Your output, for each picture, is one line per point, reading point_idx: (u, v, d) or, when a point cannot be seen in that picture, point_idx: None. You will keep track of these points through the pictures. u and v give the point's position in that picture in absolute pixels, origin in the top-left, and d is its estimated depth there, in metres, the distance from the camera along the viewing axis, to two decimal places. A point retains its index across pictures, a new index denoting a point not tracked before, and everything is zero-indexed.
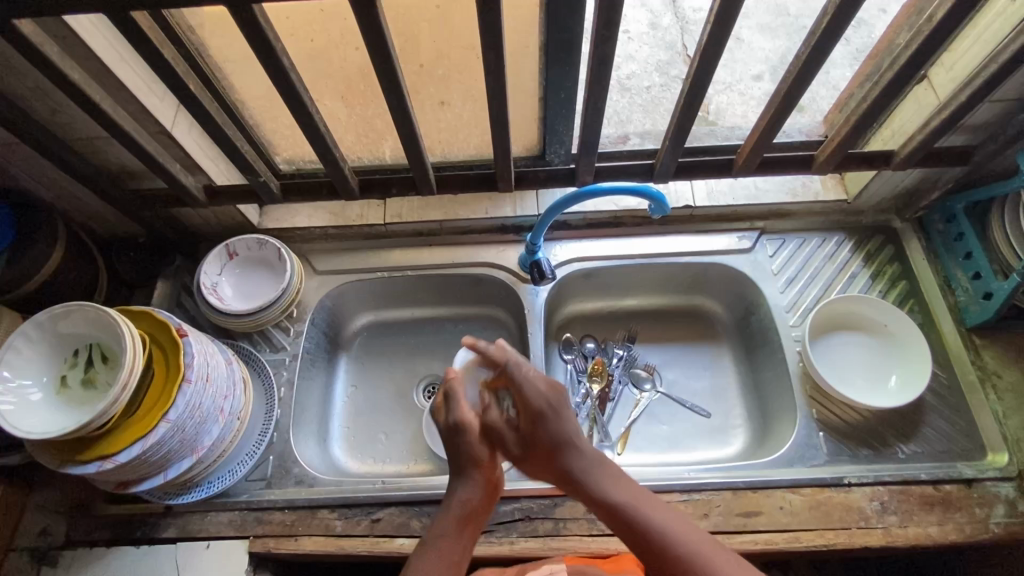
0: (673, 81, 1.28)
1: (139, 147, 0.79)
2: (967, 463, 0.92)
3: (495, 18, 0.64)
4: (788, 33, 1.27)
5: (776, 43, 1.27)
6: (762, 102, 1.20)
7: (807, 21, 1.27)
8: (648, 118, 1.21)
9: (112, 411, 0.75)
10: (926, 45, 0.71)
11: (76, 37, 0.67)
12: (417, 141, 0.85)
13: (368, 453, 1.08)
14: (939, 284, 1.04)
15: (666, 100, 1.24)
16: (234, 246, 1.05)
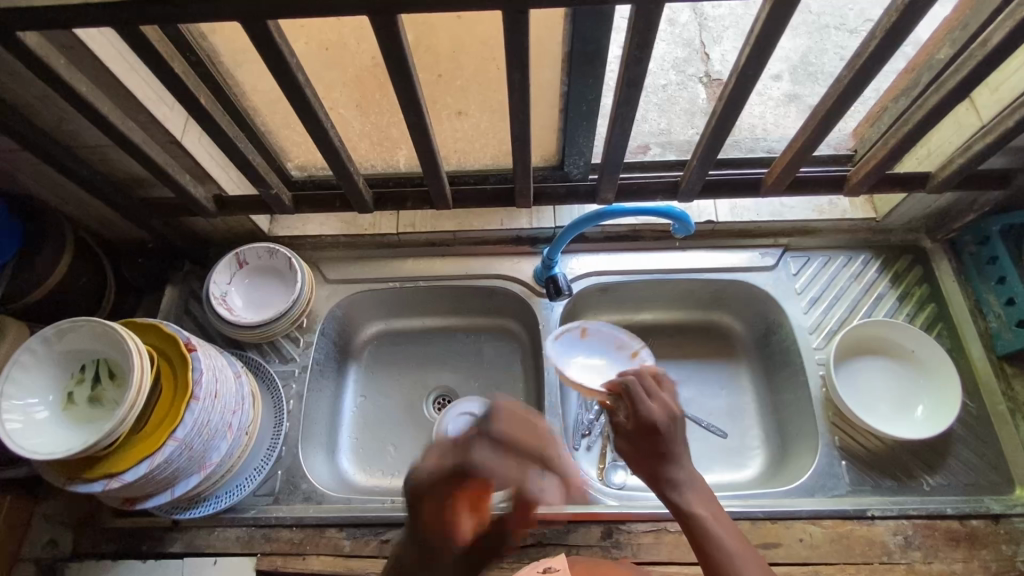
0: (690, 79, 1.23)
1: (149, 158, 0.77)
2: (994, 498, 0.89)
3: (523, 37, 0.60)
4: (809, 31, 1.20)
5: (796, 42, 1.20)
6: (780, 103, 1.15)
7: (828, 19, 1.19)
8: (664, 118, 1.17)
9: (119, 431, 0.73)
10: (978, 69, 0.67)
11: (84, 48, 0.64)
12: (435, 157, 0.82)
13: (376, 466, 1.06)
14: (970, 309, 1.01)
15: (682, 100, 1.20)
16: (244, 256, 1.03)
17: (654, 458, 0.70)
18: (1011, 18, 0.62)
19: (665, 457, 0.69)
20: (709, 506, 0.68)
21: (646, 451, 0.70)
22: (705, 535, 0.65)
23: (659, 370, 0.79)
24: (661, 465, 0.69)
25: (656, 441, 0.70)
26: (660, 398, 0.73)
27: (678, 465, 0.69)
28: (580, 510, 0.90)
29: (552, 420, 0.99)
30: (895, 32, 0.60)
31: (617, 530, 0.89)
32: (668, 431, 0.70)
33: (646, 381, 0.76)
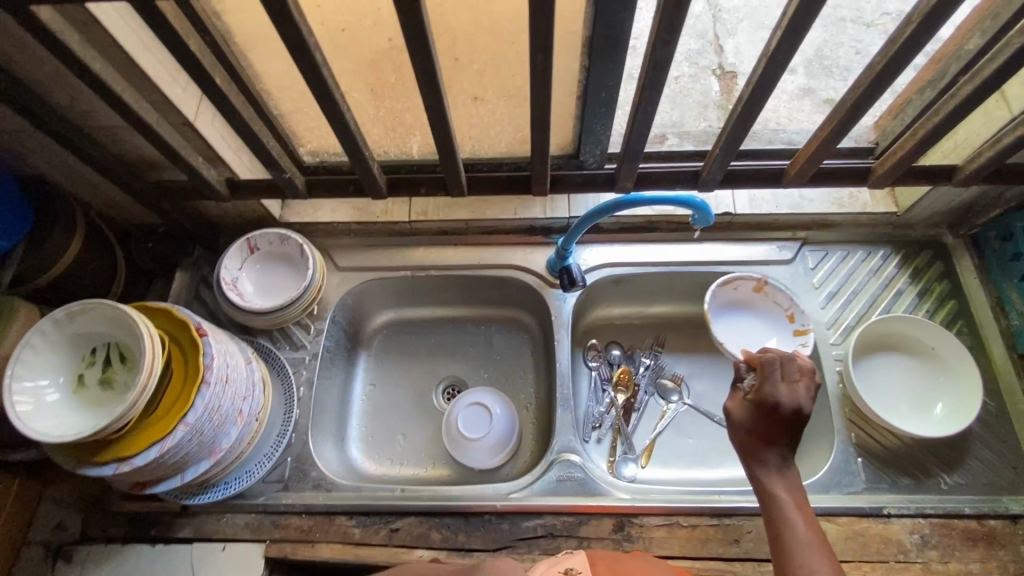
0: (704, 71, 1.21)
1: (162, 139, 0.75)
2: (1014, 498, 0.87)
3: (547, 18, 0.59)
4: (824, 24, 1.17)
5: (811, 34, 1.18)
6: (795, 97, 1.12)
7: (844, 13, 1.17)
8: (677, 110, 1.15)
9: (130, 414, 0.73)
10: (1016, 58, 0.65)
11: (98, 24, 0.63)
12: (451, 143, 0.80)
13: (385, 455, 1.06)
14: (991, 307, 0.99)
15: (696, 91, 1.18)
16: (255, 241, 1.02)
17: (762, 433, 0.67)
18: None
19: (773, 438, 0.66)
20: (797, 498, 0.63)
21: (756, 425, 0.67)
22: (784, 517, 0.61)
23: (811, 363, 0.72)
24: (762, 442, 0.67)
25: (770, 421, 0.67)
26: (795, 388, 0.68)
27: (781, 447, 0.66)
28: (591, 503, 0.89)
29: (564, 411, 0.99)
30: (933, 17, 0.58)
31: (630, 523, 0.88)
32: (789, 420, 0.66)
33: (788, 366, 0.71)
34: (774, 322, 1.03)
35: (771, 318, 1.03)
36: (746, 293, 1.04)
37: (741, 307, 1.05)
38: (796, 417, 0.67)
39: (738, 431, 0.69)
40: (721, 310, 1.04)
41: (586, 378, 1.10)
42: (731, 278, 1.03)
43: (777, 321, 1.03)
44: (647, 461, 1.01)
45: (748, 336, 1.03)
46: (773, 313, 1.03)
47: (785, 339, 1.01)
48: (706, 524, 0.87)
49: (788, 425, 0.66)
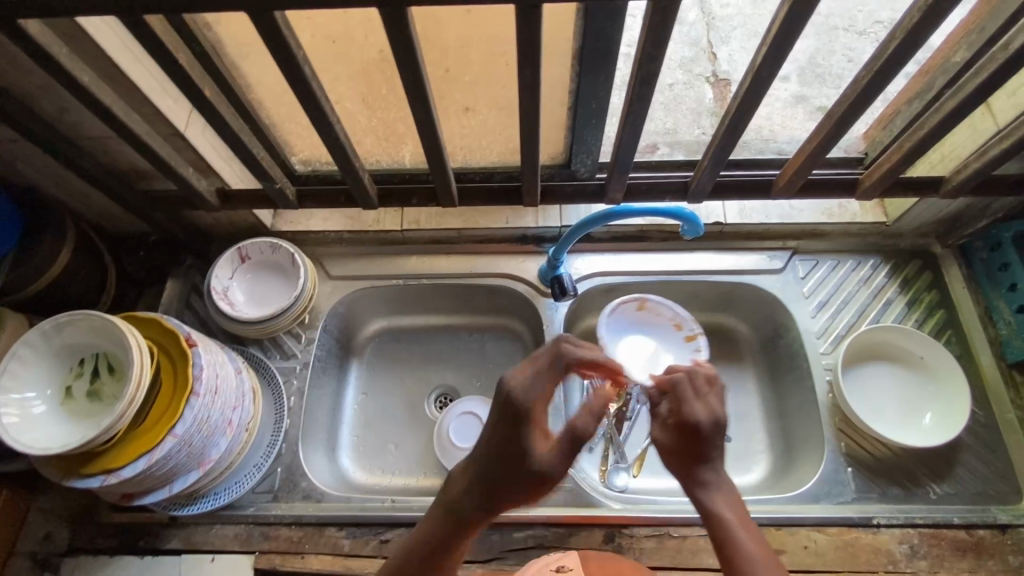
0: (697, 79, 1.22)
1: (151, 150, 0.75)
2: (1002, 508, 0.88)
3: (534, 34, 0.59)
4: (816, 32, 1.18)
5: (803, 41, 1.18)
6: (787, 105, 1.13)
7: (836, 21, 1.18)
8: (670, 117, 1.16)
9: (117, 427, 0.73)
10: (998, 74, 0.65)
11: (87, 37, 0.63)
12: (441, 155, 0.80)
13: (376, 464, 1.06)
14: (980, 317, 1.00)
15: (689, 99, 1.19)
16: (246, 250, 1.02)
17: (691, 456, 0.66)
18: None
19: (701, 460, 0.66)
20: (737, 515, 0.63)
21: (683, 449, 0.67)
22: (729, 538, 0.62)
23: (712, 369, 0.73)
24: (693, 466, 0.66)
25: (694, 441, 0.66)
26: (709, 401, 0.69)
27: (711, 466, 0.66)
28: (582, 514, 0.89)
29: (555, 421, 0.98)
30: (917, 33, 0.58)
31: (620, 534, 0.88)
32: (709, 437, 0.66)
33: (696, 380, 0.71)
34: (664, 334, 1.04)
35: (659, 332, 1.04)
36: (632, 314, 1.03)
37: (631, 328, 1.04)
38: (716, 432, 0.67)
39: (670, 457, 0.68)
40: (614, 338, 1.02)
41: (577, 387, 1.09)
42: (614, 305, 1.02)
43: (666, 334, 1.03)
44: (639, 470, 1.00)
45: (643, 353, 1.03)
46: (660, 326, 1.04)
47: (678, 349, 1.03)
48: (697, 535, 0.87)
49: (710, 441, 0.66)
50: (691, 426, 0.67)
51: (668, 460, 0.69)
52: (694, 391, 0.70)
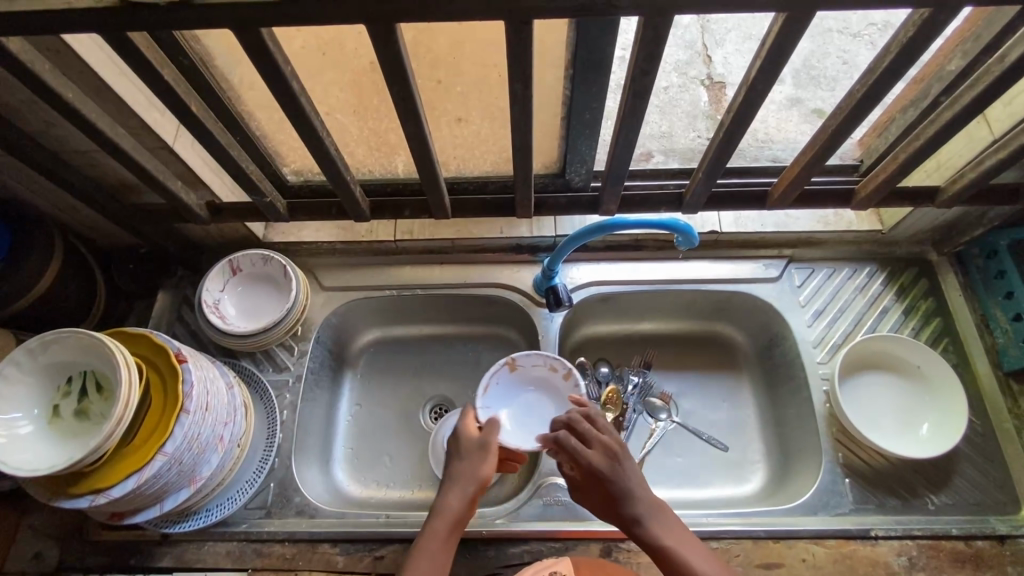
0: (692, 82, 1.21)
1: (139, 165, 0.74)
2: (1000, 518, 0.87)
3: (524, 51, 0.58)
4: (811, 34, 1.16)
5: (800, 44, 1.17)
6: (782, 107, 1.13)
7: (831, 23, 1.16)
8: (665, 121, 1.15)
9: (105, 447, 0.71)
10: (994, 87, 0.64)
11: (71, 52, 0.62)
12: (434, 168, 0.79)
13: (371, 477, 1.04)
14: (976, 324, 0.99)
15: (683, 103, 1.18)
16: (237, 263, 1.01)
17: (609, 500, 0.71)
18: None
19: (617, 500, 0.70)
20: (671, 537, 0.67)
21: (600, 497, 0.72)
22: (671, 563, 0.66)
23: (591, 408, 0.80)
24: (615, 510, 0.71)
25: (602, 487, 0.71)
26: (597, 442, 0.74)
27: (631, 500, 0.70)
28: (579, 528, 0.88)
29: None
30: (911, 48, 0.58)
31: (617, 548, 0.87)
32: (611, 475, 0.71)
33: (580, 424, 0.77)
34: (542, 381, 1.00)
35: (541, 385, 1.00)
36: (506, 377, 0.99)
37: (511, 389, 0.99)
38: (615, 465, 0.71)
39: (597, 507, 0.73)
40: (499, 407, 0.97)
41: None
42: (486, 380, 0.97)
43: (543, 380, 1.00)
44: None
45: (533, 407, 0.99)
46: (537, 378, 1.00)
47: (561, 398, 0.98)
48: None
49: (614, 477, 0.71)
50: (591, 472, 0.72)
51: (599, 511, 0.74)
52: (583, 436, 0.76)
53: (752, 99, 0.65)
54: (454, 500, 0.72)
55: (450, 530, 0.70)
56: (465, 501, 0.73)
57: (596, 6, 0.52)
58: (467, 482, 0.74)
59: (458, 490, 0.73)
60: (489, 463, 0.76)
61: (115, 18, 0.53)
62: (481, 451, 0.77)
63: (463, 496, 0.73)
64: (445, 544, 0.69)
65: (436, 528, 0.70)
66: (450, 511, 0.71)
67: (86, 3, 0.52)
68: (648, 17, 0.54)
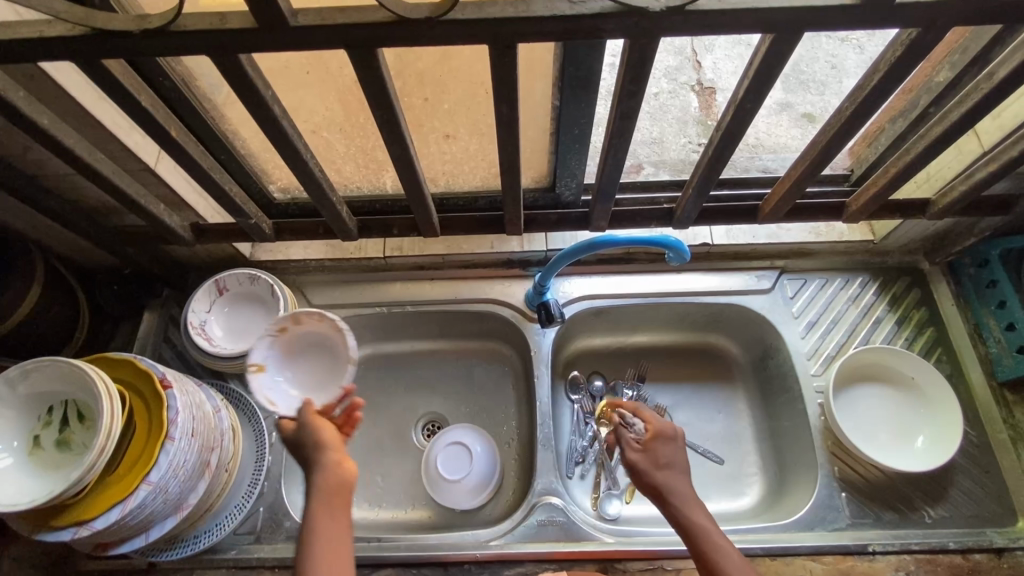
0: (682, 87, 1.19)
1: (119, 189, 0.73)
2: (997, 531, 0.87)
3: (509, 73, 0.57)
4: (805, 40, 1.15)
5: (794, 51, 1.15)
6: (771, 112, 1.12)
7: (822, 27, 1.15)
8: (656, 127, 1.15)
9: (86, 479, 0.69)
10: (982, 104, 0.64)
11: (47, 79, 0.60)
12: (421, 188, 0.78)
13: (362, 497, 1.03)
14: (970, 334, 0.99)
15: (674, 109, 1.17)
16: (223, 282, 0.99)
17: (665, 466, 0.77)
18: (1018, 54, 0.59)
19: (674, 468, 0.77)
20: (704, 518, 0.72)
21: (655, 461, 0.78)
22: (706, 533, 0.70)
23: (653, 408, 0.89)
24: (660, 479, 0.76)
25: (665, 453, 0.78)
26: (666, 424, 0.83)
27: (677, 478, 0.76)
28: (575, 549, 0.87)
29: (545, 453, 0.96)
30: (900, 66, 0.57)
31: (613, 569, 0.86)
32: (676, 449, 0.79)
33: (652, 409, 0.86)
34: (319, 346, 0.86)
35: (313, 348, 0.87)
36: (271, 359, 0.84)
37: (288, 369, 0.85)
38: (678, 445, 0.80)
39: (639, 477, 0.78)
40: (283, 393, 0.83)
41: (568, 413, 1.07)
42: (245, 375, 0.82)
43: (313, 346, 0.87)
44: (631, 497, 1.00)
45: (319, 376, 0.86)
46: (306, 344, 0.87)
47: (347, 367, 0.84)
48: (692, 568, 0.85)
49: (674, 454, 0.79)
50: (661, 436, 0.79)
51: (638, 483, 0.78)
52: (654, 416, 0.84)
53: (741, 117, 0.65)
54: (324, 484, 0.69)
55: (331, 502, 0.68)
56: (339, 475, 0.70)
57: (581, 29, 0.51)
58: (331, 461, 0.71)
59: (323, 471, 0.70)
60: (320, 432, 0.73)
61: (89, 45, 0.51)
62: (325, 428, 0.74)
63: (334, 473, 0.70)
64: (331, 514, 0.68)
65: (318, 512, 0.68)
66: (325, 489, 0.69)
67: (59, 31, 0.50)
68: (634, 40, 0.53)
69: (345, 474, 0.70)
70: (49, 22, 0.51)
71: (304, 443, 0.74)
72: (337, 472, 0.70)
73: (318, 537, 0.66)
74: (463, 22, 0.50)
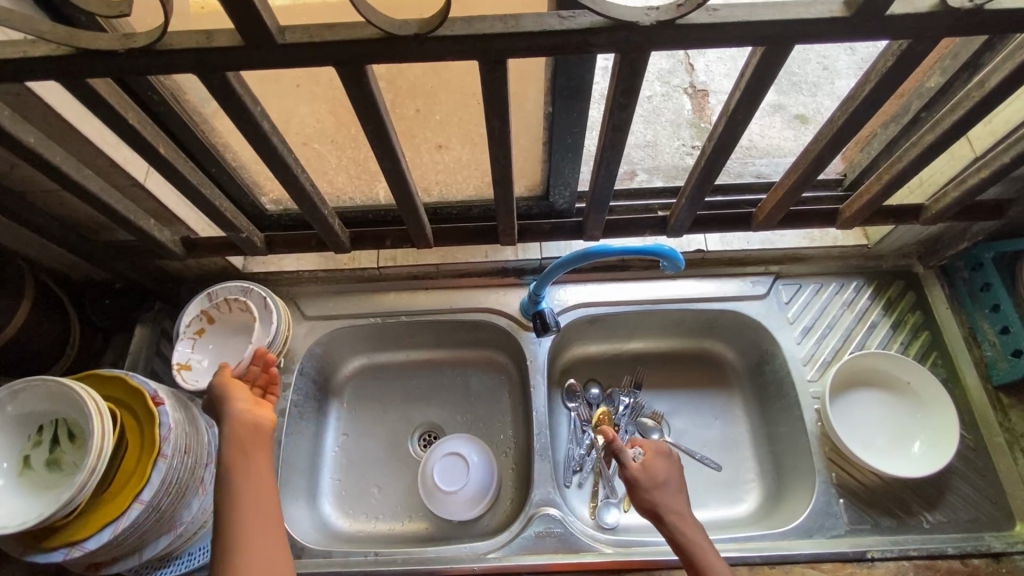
0: (676, 91, 1.18)
1: (108, 205, 0.72)
2: (995, 535, 0.87)
3: (499, 88, 0.56)
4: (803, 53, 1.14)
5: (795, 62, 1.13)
6: (765, 115, 1.12)
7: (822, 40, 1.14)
8: (650, 130, 1.14)
9: (78, 499, 0.68)
10: (974, 113, 0.64)
11: (32, 97, 0.60)
12: (413, 201, 0.77)
13: (359, 510, 1.02)
14: (964, 337, 0.99)
15: (667, 113, 1.16)
16: (245, 306, 0.96)
17: (662, 482, 0.80)
18: (1009, 63, 0.59)
19: (671, 485, 0.80)
20: (699, 534, 0.75)
21: (652, 478, 0.80)
22: (700, 548, 0.73)
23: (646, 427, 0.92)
24: (659, 496, 0.78)
25: (663, 470, 0.81)
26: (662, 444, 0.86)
27: (674, 495, 0.79)
28: (573, 560, 0.86)
29: (542, 463, 0.96)
30: (892, 76, 0.57)
31: None
32: (674, 467, 0.82)
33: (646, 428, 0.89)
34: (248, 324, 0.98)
35: (247, 326, 0.98)
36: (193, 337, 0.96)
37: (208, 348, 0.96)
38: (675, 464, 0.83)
39: (636, 494, 0.79)
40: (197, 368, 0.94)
41: (564, 421, 1.07)
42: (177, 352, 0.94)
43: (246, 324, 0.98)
44: (629, 505, 0.99)
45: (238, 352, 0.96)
46: (239, 323, 0.98)
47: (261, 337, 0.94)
48: None
49: (670, 471, 0.81)
50: (658, 454, 0.82)
51: (634, 500, 0.80)
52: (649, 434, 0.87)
53: (733, 128, 0.64)
54: (244, 428, 0.73)
55: (252, 443, 0.72)
56: (260, 419, 0.75)
57: (570, 44, 0.51)
58: (246, 410, 0.75)
59: (241, 417, 0.74)
60: (232, 389, 0.76)
61: (74, 65, 0.51)
62: (236, 384, 0.77)
63: (254, 418, 0.75)
64: (255, 453, 0.72)
65: (237, 453, 0.71)
66: (241, 434, 0.73)
67: (43, 51, 0.50)
68: (624, 54, 0.53)
69: (263, 419, 0.76)
70: (33, 42, 0.50)
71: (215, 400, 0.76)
72: (259, 415, 0.75)
73: (244, 473, 0.69)
74: (452, 38, 0.50)
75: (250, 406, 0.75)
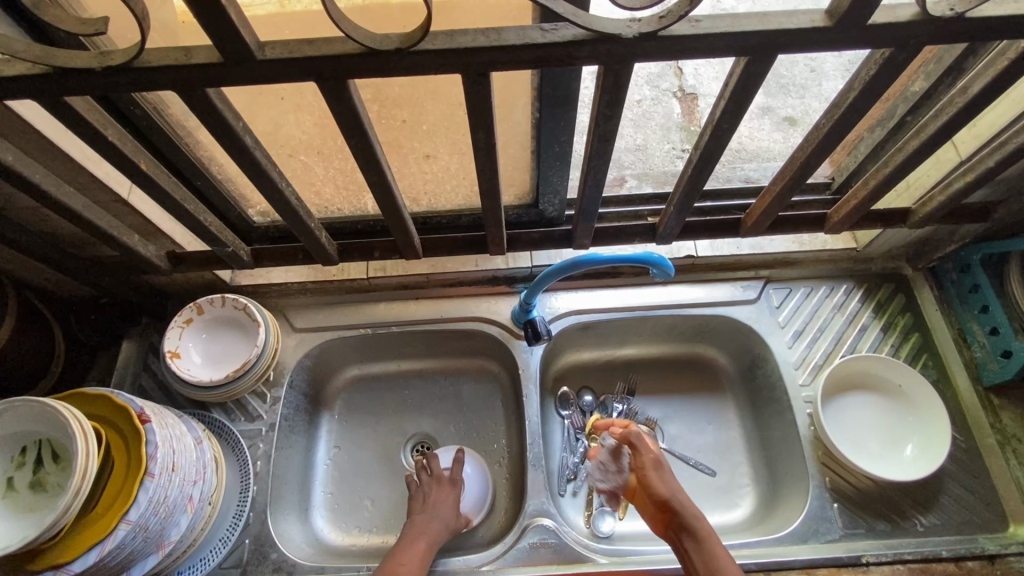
0: (665, 95, 1.18)
1: (90, 221, 0.71)
2: (988, 537, 0.87)
3: (484, 102, 0.56)
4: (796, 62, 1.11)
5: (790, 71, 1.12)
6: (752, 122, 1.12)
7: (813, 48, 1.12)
8: (641, 135, 1.14)
9: (62, 522, 0.67)
10: (957, 119, 0.64)
11: (11, 114, 0.59)
12: (401, 213, 0.77)
13: (352, 523, 1.01)
14: (954, 338, 1.00)
15: (657, 117, 1.16)
16: (250, 310, 0.97)
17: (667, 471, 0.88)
18: (991, 69, 0.59)
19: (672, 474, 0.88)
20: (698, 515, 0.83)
21: (661, 467, 0.88)
22: (705, 530, 0.80)
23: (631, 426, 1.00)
24: (668, 483, 0.86)
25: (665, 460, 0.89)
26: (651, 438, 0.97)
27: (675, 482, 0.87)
28: (568, 571, 0.86)
29: (536, 472, 0.95)
30: (876, 83, 0.57)
31: None
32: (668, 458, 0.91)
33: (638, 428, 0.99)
34: (244, 331, 0.99)
35: (240, 334, 0.99)
36: (189, 332, 0.97)
37: (200, 343, 0.98)
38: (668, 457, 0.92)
39: (653, 479, 0.86)
40: (189, 362, 0.96)
41: (558, 429, 1.06)
42: (172, 343, 0.95)
43: (240, 332, 0.99)
44: (624, 513, 0.98)
45: (228, 356, 0.98)
46: (234, 328, 0.99)
47: (253, 350, 0.96)
48: None
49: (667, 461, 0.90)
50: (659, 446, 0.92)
51: (648, 484, 0.86)
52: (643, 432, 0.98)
53: (719, 137, 0.64)
54: (433, 507, 0.91)
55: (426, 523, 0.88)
56: (451, 506, 0.92)
57: (553, 56, 0.50)
58: (431, 498, 0.92)
59: (435, 497, 0.92)
60: (439, 491, 0.93)
61: (49, 83, 0.50)
62: (438, 484, 0.94)
63: (447, 501, 0.92)
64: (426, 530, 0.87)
65: (421, 517, 0.89)
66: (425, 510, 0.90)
67: (17, 69, 0.49)
68: (607, 65, 0.52)
69: (447, 510, 0.91)
70: (7, 61, 0.49)
71: (415, 484, 0.95)
72: (452, 505, 0.92)
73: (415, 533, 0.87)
74: (433, 51, 0.49)
75: (439, 490, 0.93)
